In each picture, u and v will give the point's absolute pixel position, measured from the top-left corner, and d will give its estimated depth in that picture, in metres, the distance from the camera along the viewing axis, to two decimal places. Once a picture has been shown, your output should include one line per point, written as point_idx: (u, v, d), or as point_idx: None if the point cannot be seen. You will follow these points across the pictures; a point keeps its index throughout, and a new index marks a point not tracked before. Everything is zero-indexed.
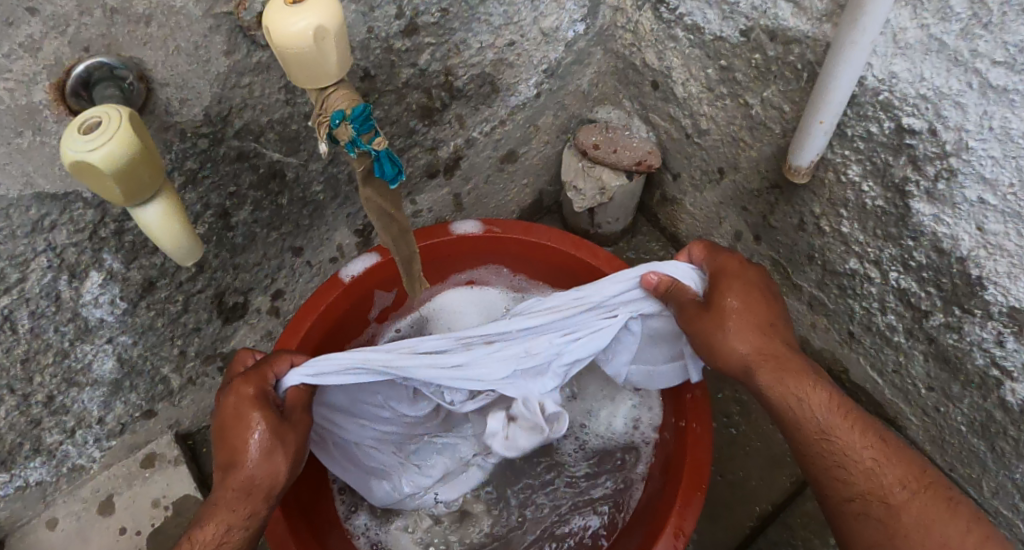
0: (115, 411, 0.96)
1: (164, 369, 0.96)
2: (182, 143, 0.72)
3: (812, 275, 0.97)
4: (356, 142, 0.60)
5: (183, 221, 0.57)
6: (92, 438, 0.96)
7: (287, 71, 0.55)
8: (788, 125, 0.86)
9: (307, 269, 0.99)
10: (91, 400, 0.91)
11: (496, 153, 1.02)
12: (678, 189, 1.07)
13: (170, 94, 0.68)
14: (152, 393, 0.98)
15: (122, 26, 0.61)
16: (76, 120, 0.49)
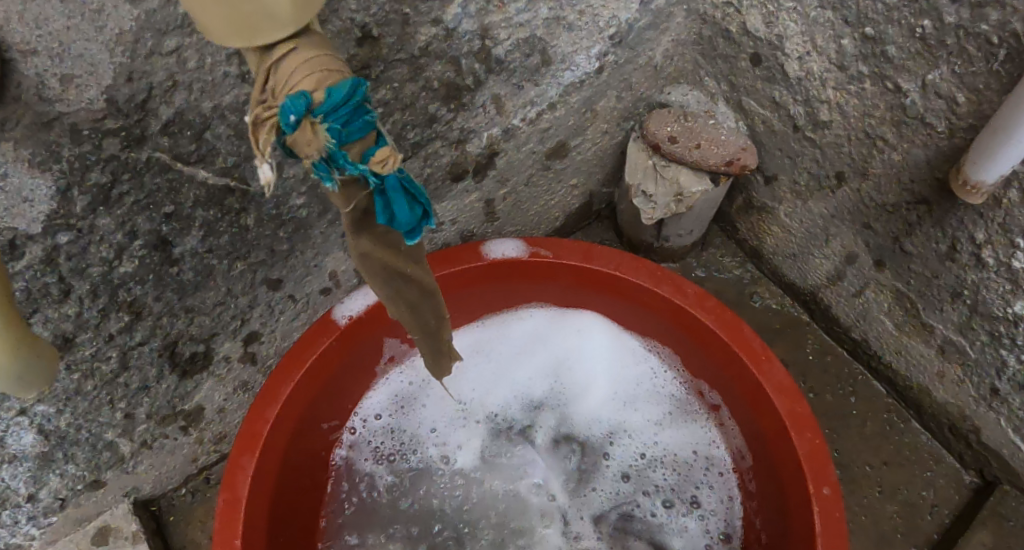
0: (49, 486, 0.70)
1: (110, 433, 0.70)
2: (79, 146, 0.47)
3: (953, 315, 0.74)
4: (336, 158, 0.34)
5: (20, 336, 0.33)
6: (24, 516, 0.70)
7: (199, 16, 0.31)
8: (960, 122, 0.62)
9: (290, 306, 0.73)
10: (16, 477, 0.66)
11: (542, 148, 0.77)
12: (770, 195, 0.83)
13: (43, 67, 0.42)
14: (96, 461, 0.71)
15: None
16: None
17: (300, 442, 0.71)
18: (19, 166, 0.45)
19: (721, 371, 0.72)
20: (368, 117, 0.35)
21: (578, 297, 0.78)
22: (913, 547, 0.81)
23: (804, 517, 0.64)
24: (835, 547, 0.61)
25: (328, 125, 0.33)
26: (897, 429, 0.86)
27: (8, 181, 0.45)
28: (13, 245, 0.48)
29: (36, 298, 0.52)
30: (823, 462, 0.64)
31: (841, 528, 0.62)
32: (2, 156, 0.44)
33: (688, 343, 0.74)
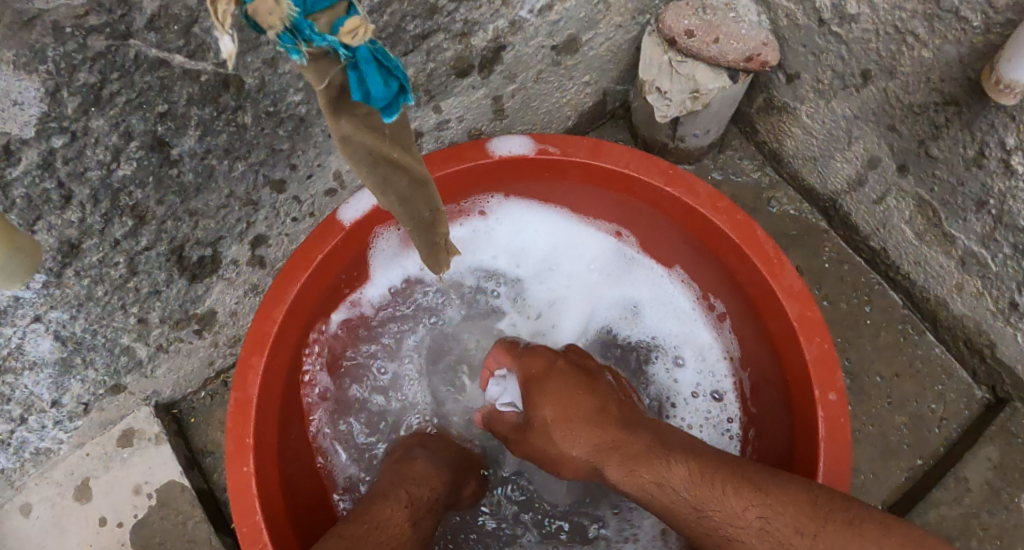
0: (72, 392, 0.76)
1: (125, 339, 0.75)
2: (61, 45, 0.47)
3: (977, 226, 0.71)
4: (303, 29, 0.32)
5: None
6: (51, 421, 0.77)
7: None
8: (996, 16, 0.57)
9: (295, 206, 0.74)
10: (39, 383, 0.72)
11: (551, 41, 0.74)
12: (792, 95, 0.78)
13: None
14: (114, 366, 0.78)
15: None
16: None
17: (308, 337, 0.74)
18: (4, 68, 0.46)
19: (731, 271, 0.72)
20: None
21: (591, 196, 0.77)
22: (917, 458, 0.81)
23: (809, 417, 0.65)
24: (839, 447, 0.62)
25: None
26: (911, 342, 0.83)
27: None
28: (9, 151, 0.49)
29: (39, 204, 0.54)
30: (828, 361, 0.64)
31: (843, 428, 0.63)
32: None
33: (702, 244, 0.73)
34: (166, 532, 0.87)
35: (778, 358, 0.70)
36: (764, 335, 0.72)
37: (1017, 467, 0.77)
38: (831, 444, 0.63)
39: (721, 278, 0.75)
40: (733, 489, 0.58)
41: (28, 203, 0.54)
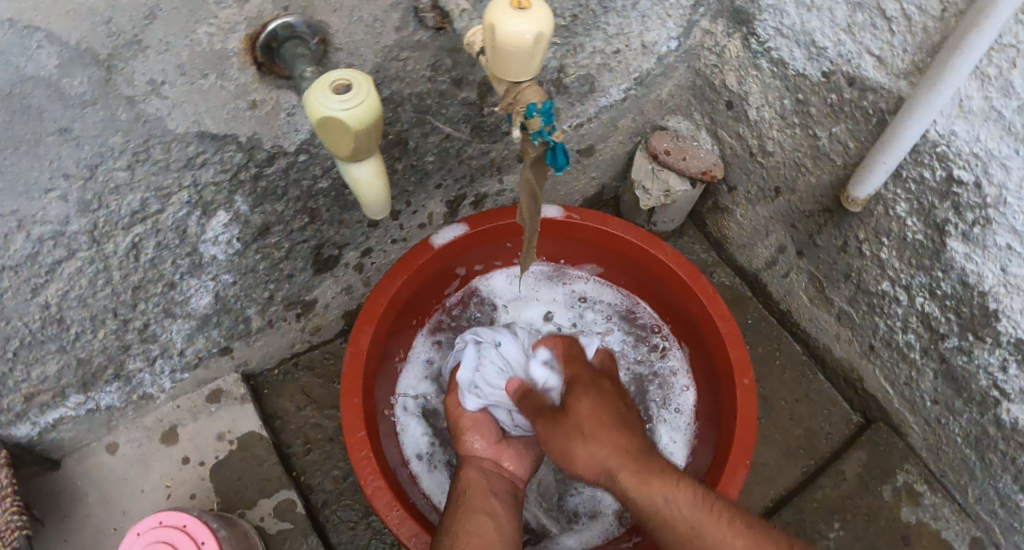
0: (195, 345, 1.06)
1: (250, 310, 1.06)
2: None
3: (846, 291, 1.09)
4: (543, 132, 0.69)
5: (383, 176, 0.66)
6: (169, 368, 1.07)
7: (494, 62, 0.66)
8: (850, 159, 0.98)
9: (397, 231, 1.07)
10: (179, 331, 1.02)
11: (577, 147, 1.12)
12: (731, 201, 1.18)
13: (342, 58, 0.79)
14: (232, 331, 1.07)
15: None
16: (329, 83, 0.58)
17: (399, 324, 1.07)
18: None
19: (684, 306, 1.06)
20: (552, 118, 0.69)
21: (593, 252, 1.12)
22: (811, 460, 1.13)
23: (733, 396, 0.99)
24: (746, 413, 0.97)
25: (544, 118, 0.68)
26: (808, 378, 1.19)
27: (295, 118, 0.82)
28: (272, 158, 0.86)
29: (266, 195, 0.90)
30: (745, 365, 0.99)
31: (750, 407, 0.97)
32: (296, 102, 0.81)
33: (666, 288, 1.08)
34: (244, 470, 1.08)
35: (712, 366, 1.05)
36: (703, 350, 1.06)
37: (879, 465, 1.11)
38: (743, 411, 0.97)
39: (676, 315, 1.10)
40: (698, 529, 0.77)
41: (260, 193, 0.89)
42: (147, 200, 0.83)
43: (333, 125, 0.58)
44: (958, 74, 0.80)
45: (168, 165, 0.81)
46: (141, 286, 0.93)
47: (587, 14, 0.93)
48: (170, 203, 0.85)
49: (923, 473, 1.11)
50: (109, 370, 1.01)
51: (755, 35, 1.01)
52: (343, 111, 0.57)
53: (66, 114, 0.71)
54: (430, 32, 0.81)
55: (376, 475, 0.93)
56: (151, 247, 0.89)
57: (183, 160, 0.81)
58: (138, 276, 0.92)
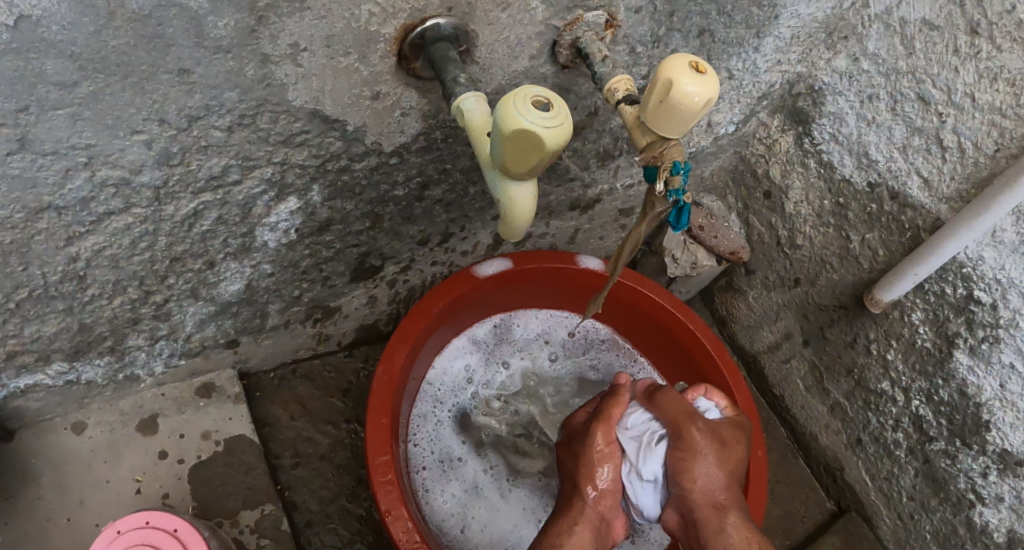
0: (204, 332, 0.97)
1: (272, 306, 0.99)
2: (448, 115, 0.82)
3: (844, 384, 1.17)
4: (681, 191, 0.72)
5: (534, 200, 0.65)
6: (167, 351, 0.97)
7: (655, 116, 0.67)
8: (877, 265, 1.07)
9: (441, 254, 1.05)
10: (195, 314, 0.94)
11: (622, 206, 1.15)
12: (746, 283, 1.26)
13: (474, 72, 0.78)
14: (246, 324, 1.00)
15: (485, 4, 0.72)
16: (527, 93, 0.57)
17: (425, 348, 1.04)
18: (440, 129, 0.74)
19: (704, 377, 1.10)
20: (685, 175, 0.71)
21: (621, 308, 1.14)
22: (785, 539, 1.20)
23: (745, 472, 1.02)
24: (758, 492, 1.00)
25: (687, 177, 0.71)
26: (790, 461, 1.27)
27: (406, 120, 0.80)
28: (365, 154, 0.82)
29: (342, 192, 0.86)
30: (759, 438, 1.03)
31: (762, 479, 1.01)
32: (413, 104, 0.79)
33: (689, 355, 1.11)
34: (226, 476, 0.99)
35: None
36: None
37: None
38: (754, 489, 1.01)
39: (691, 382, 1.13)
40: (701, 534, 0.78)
41: (338, 186, 0.85)
42: (230, 169, 0.77)
43: (527, 139, 0.57)
44: (993, 214, 0.90)
45: (268, 137, 0.76)
46: (180, 258, 0.85)
47: None
48: (250, 176, 0.79)
49: None
50: (107, 341, 0.91)
51: (809, 135, 1.10)
52: (545, 127, 0.56)
53: (193, 56, 0.65)
54: (555, 68, 0.82)
55: (400, 504, 0.87)
56: (211, 218, 0.82)
57: (285, 135, 0.76)
58: (182, 248, 0.84)
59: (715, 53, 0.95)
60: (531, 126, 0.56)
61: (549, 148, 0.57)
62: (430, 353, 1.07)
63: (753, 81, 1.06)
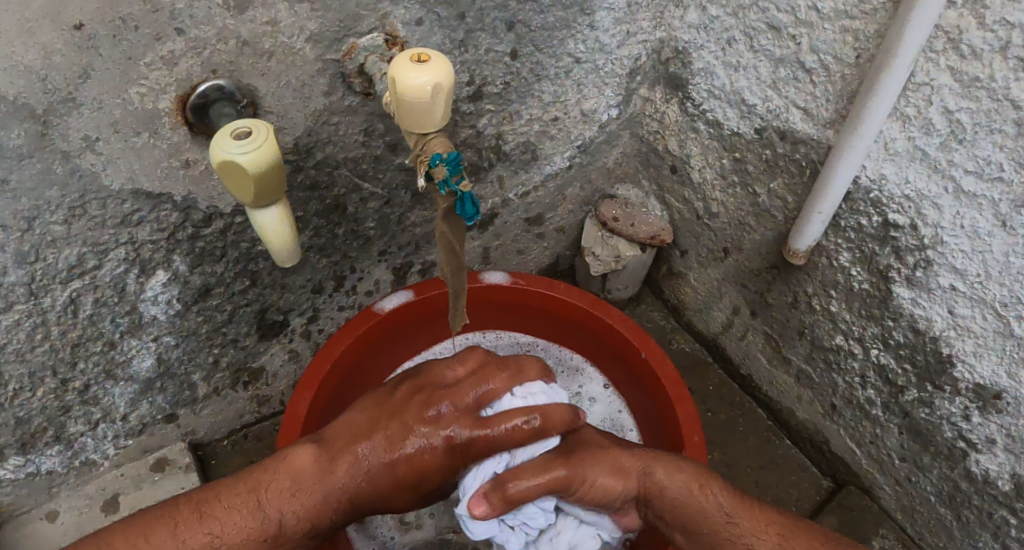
0: (139, 411, 1.00)
1: (195, 376, 1.01)
2: None
3: (801, 349, 1.07)
4: (448, 181, 0.70)
5: (292, 224, 0.68)
6: (111, 434, 1.00)
7: (398, 115, 0.68)
8: (790, 214, 1.00)
9: (345, 298, 1.06)
10: (121, 396, 0.97)
11: (525, 215, 1.13)
12: (683, 265, 1.19)
13: (272, 121, 0.81)
14: (177, 398, 1.02)
15: (247, 57, 0.75)
16: (230, 127, 0.62)
17: (340, 394, 1.03)
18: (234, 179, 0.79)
19: (632, 369, 1.05)
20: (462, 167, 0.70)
21: (540, 319, 1.11)
22: None
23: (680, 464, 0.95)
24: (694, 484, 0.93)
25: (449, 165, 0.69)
26: (775, 444, 1.16)
27: None
28: (209, 219, 0.86)
29: (205, 256, 0.89)
30: (692, 422, 0.96)
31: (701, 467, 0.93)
32: None
33: (614, 350, 1.07)
34: None
35: (660, 430, 1.01)
36: (651, 416, 1.03)
37: (853, 531, 1.07)
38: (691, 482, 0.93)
39: (626, 381, 1.07)
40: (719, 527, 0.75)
41: (199, 253, 0.88)
42: (84, 256, 0.82)
43: (233, 169, 0.61)
44: (872, 122, 0.84)
45: (103, 222, 0.80)
46: (80, 344, 0.88)
47: (519, 81, 0.95)
48: (108, 259, 0.83)
49: (900, 537, 1.06)
50: (47, 432, 0.94)
51: (690, 99, 1.05)
52: (240, 155, 0.60)
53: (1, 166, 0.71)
54: (359, 98, 0.84)
55: None
56: (88, 303, 0.85)
57: (120, 216, 0.81)
58: (76, 333, 0.87)
59: (540, 41, 0.93)
60: (229, 157, 0.60)
61: (254, 174, 0.62)
62: (349, 398, 1.06)
63: (609, 59, 1.01)
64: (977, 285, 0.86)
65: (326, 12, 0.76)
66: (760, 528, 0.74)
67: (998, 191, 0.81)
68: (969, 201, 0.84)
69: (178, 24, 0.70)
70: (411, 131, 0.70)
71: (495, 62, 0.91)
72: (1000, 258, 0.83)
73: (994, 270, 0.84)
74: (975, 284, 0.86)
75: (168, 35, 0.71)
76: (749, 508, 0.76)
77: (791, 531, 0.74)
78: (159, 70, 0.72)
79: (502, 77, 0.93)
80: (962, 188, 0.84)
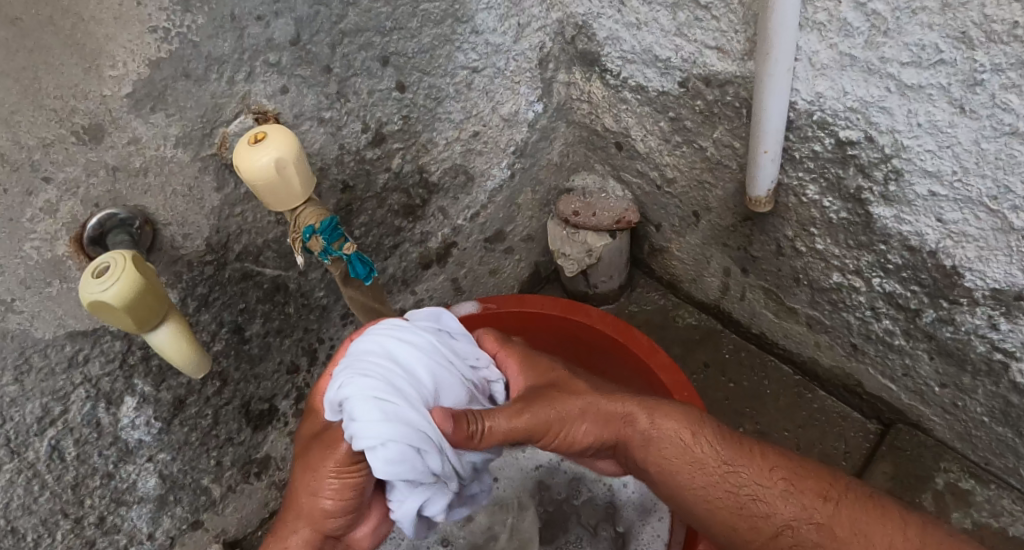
0: (164, 526, 1.00)
1: (205, 480, 1.02)
2: (191, 272, 0.84)
3: (803, 296, 1.00)
4: (329, 250, 0.69)
5: (191, 338, 0.68)
6: None
7: (259, 198, 0.66)
8: (741, 159, 0.91)
9: (324, 369, 1.08)
10: (141, 517, 0.97)
11: (483, 235, 1.12)
12: (662, 238, 1.13)
13: (174, 231, 0.80)
14: (196, 504, 1.02)
15: (124, 180, 0.74)
16: (93, 265, 0.61)
17: None
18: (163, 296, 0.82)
19: (623, 363, 0.99)
20: (343, 231, 0.70)
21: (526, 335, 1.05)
22: None
23: None
24: None
25: (325, 236, 0.68)
26: (808, 398, 1.10)
27: None
28: None
29: (165, 370, 0.90)
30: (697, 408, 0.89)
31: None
32: None
33: (606, 349, 1.00)
34: None
35: None
36: None
37: (910, 474, 0.99)
38: None
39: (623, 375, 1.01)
40: (749, 474, 0.73)
41: (158, 370, 0.89)
42: (47, 405, 0.81)
43: (104, 307, 0.61)
44: (785, 38, 0.74)
45: (51, 370, 0.80)
46: (79, 483, 0.88)
47: (418, 111, 0.92)
48: (71, 400, 0.83)
49: (965, 466, 0.98)
50: None
51: (607, 71, 0.98)
52: (104, 295, 0.59)
53: None
54: None
55: None
56: (71, 445, 0.85)
57: (66, 360, 0.81)
58: (72, 475, 0.87)
59: (423, 65, 0.89)
60: (92, 299, 0.59)
61: (126, 308, 0.61)
62: None
63: (510, 58, 0.96)
64: (959, 185, 0.74)
65: (183, 114, 0.74)
66: (767, 476, 0.73)
67: (944, 76, 0.69)
68: (917, 95, 0.72)
69: (44, 173, 0.69)
70: (279, 210, 0.68)
71: (384, 101, 0.88)
72: (971, 147, 0.71)
73: (969, 164, 0.72)
74: (955, 184, 0.75)
75: (39, 187, 0.69)
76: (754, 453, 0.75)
77: (798, 473, 0.74)
78: (45, 220, 0.71)
79: (398, 113, 0.90)
80: (905, 83, 0.72)
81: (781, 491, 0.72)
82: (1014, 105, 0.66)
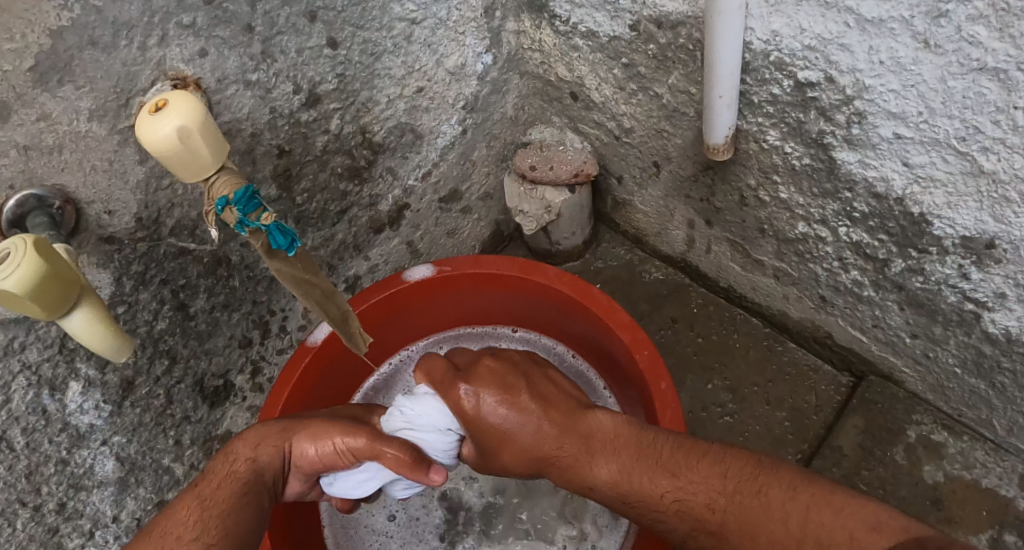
0: (128, 508, 0.95)
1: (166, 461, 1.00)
2: (123, 251, 0.81)
3: (769, 247, 0.96)
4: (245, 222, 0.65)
5: (109, 324, 0.66)
6: (112, 536, 0.94)
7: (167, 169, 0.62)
8: (698, 105, 0.86)
9: (279, 340, 1.07)
10: (104, 500, 0.92)
11: (438, 195, 1.08)
12: (625, 192, 1.09)
13: (98, 209, 0.76)
14: (160, 483, 0.99)
15: (37, 159, 0.69)
16: None
17: None
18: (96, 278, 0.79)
19: (585, 322, 0.96)
20: (259, 201, 0.66)
21: (485, 296, 1.02)
22: (804, 443, 1.01)
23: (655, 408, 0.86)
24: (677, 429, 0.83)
25: (239, 207, 0.64)
26: (779, 351, 1.07)
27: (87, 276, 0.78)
28: None
29: None
30: (659, 367, 0.87)
31: (676, 412, 0.84)
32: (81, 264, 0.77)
33: (567, 309, 0.97)
34: None
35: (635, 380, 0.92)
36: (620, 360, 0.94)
37: (883, 426, 0.98)
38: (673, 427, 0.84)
39: (586, 333, 0.99)
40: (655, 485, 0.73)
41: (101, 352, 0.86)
42: None
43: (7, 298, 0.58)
44: None
45: None
46: (33, 471, 0.83)
47: (354, 67, 0.87)
48: (12, 390, 0.79)
49: (938, 418, 0.96)
50: None
51: (556, 16, 0.92)
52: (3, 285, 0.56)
53: None
54: None
55: None
56: (19, 435, 0.81)
57: None
58: (24, 464, 0.82)
59: (355, 18, 0.83)
60: None
61: (30, 297, 0.58)
62: None
63: (451, 7, 0.90)
64: (924, 126, 0.70)
65: (93, 84, 0.69)
66: (658, 501, 0.73)
67: (907, 7, 0.63)
68: (878, 30, 0.66)
69: None
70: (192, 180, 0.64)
71: (316, 58, 0.83)
72: (937, 86, 0.66)
73: (935, 104, 0.68)
74: (920, 125, 0.70)
75: None
76: (637, 477, 0.74)
77: (691, 483, 0.72)
78: None
79: (332, 71, 0.85)
80: (865, 18, 0.66)
81: (675, 505, 0.72)
82: (981, 38, 0.61)
